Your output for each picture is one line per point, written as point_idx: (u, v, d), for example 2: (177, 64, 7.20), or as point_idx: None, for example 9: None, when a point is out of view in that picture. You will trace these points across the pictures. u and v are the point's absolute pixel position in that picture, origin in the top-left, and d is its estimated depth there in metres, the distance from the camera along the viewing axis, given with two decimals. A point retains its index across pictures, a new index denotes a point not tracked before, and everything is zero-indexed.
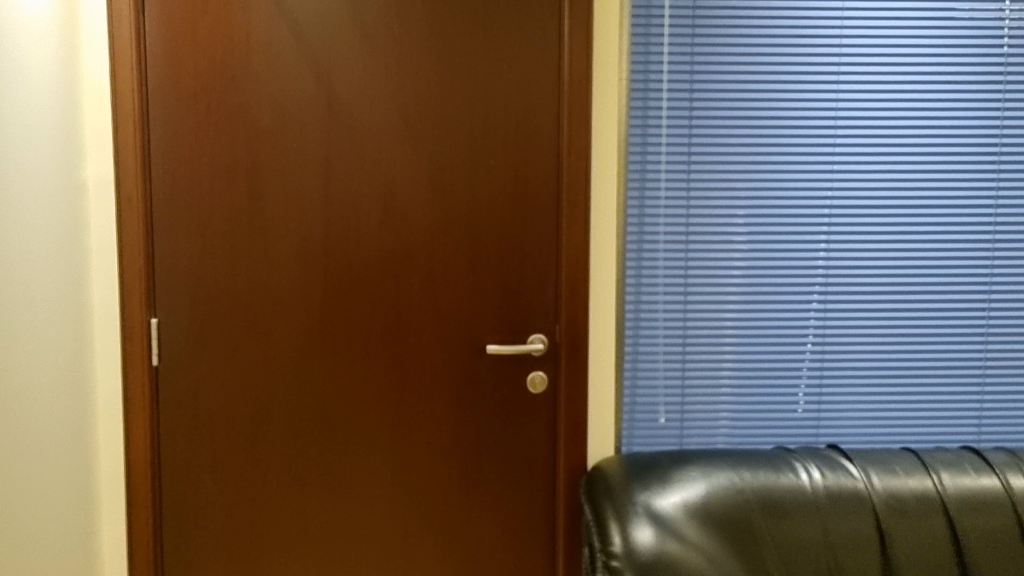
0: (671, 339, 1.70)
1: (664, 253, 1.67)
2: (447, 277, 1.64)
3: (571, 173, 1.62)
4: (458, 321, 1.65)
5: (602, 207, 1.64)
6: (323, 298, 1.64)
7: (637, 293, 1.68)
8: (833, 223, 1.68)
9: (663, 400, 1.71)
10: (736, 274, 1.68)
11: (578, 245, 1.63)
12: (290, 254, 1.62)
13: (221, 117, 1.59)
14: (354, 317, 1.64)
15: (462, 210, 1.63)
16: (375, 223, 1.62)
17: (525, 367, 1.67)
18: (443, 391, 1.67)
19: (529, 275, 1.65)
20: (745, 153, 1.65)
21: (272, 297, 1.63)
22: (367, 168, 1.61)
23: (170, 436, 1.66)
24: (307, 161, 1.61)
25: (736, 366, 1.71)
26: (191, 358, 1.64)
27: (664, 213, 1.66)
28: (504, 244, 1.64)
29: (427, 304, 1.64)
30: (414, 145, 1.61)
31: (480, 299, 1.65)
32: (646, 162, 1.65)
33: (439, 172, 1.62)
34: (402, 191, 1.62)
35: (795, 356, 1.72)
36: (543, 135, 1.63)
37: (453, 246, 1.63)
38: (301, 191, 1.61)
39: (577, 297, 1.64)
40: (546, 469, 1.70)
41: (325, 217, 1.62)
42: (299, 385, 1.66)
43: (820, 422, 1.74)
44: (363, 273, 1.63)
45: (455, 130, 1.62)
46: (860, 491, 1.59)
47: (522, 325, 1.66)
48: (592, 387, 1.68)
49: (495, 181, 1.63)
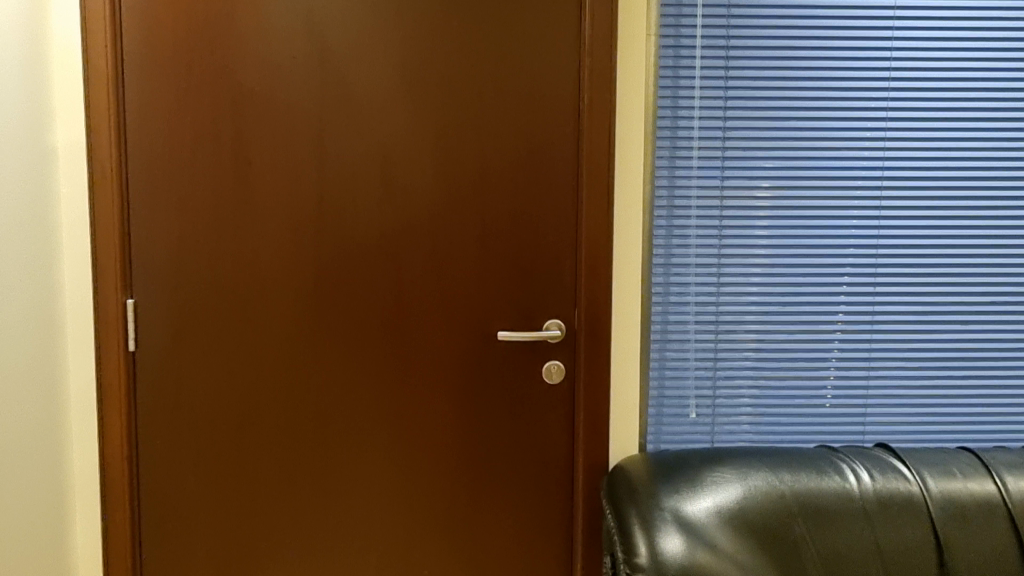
0: (703, 326, 1.53)
1: (696, 231, 1.51)
2: (453, 257, 1.48)
3: (592, 140, 1.45)
4: (466, 305, 1.49)
5: (627, 178, 1.47)
6: (317, 280, 1.48)
7: (665, 274, 1.52)
8: (884, 197, 1.51)
9: (694, 393, 1.55)
10: (776, 254, 1.51)
11: (599, 219, 1.46)
12: (281, 231, 1.47)
13: (204, 76, 1.44)
14: (351, 301, 1.49)
15: (470, 183, 1.47)
16: (374, 198, 1.47)
17: (540, 356, 1.51)
18: (449, 382, 1.51)
19: (544, 254, 1.48)
20: (786, 117, 1.48)
21: (261, 277, 1.48)
22: (365, 136, 1.45)
23: (149, 429, 1.51)
24: (298, 128, 1.45)
25: (774, 357, 1.54)
26: (171, 344, 1.49)
27: (697, 186, 1.49)
28: (517, 219, 1.48)
29: (431, 288, 1.49)
30: (416, 110, 1.45)
31: (491, 281, 1.49)
32: (676, 128, 1.48)
33: (444, 140, 1.46)
34: (404, 161, 1.46)
35: (841, 347, 1.55)
36: (560, 99, 1.46)
37: (461, 223, 1.47)
38: (292, 162, 1.46)
39: (598, 279, 1.47)
40: (563, 467, 1.54)
41: (319, 190, 1.46)
42: (291, 374, 1.50)
43: (867, 420, 1.57)
44: (362, 251, 1.48)
45: (461, 93, 1.45)
46: (914, 495, 1.42)
47: (537, 310, 1.49)
48: (615, 380, 1.51)
49: (506, 150, 1.46)
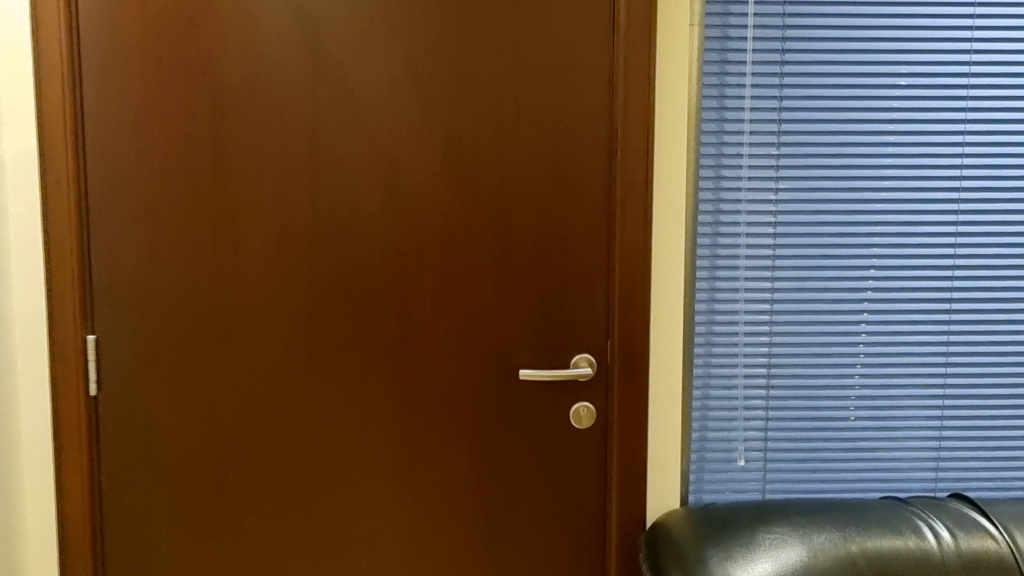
0: (754, 360, 1.33)
1: (746, 251, 1.31)
2: (466, 283, 1.28)
3: (627, 146, 1.25)
4: (482, 338, 1.29)
5: (667, 189, 1.27)
6: (309, 310, 1.28)
7: (709, 299, 1.31)
8: (963, 209, 1.31)
9: (742, 437, 1.35)
10: (838, 276, 1.31)
11: (635, 237, 1.26)
12: (267, 253, 1.27)
13: (175, 73, 1.23)
14: (349, 334, 1.29)
15: (486, 197, 1.27)
16: (375, 216, 1.26)
17: (567, 396, 1.31)
18: (462, 425, 1.31)
19: (572, 278, 1.28)
20: (852, 116, 1.28)
21: (243, 306, 1.28)
22: (365, 143, 1.25)
23: (115, 483, 1.30)
24: (286, 134, 1.25)
25: (823, 388, 1.34)
26: (140, 384, 1.28)
27: (746, 200, 1.30)
28: (540, 238, 1.27)
29: (441, 317, 1.28)
30: (424, 112, 1.25)
31: (510, 310, 1.28)
32: (723, 134, 1.28)
33: (457, 147, 1.26)
34: (410, 172, 1.26)
35: (864, 362, 1.33)
36: (591, 98, 1.26)
37: (475, 243, 1.27)
38: (280, 174, 1.25)
39: (635, 306, 1.27)
40: (593, 522, 1.34)
41: (311, 205, 1.26)
42: (278, 418, 1.30)
43: (941, 464, 1.37)
44: (360, 275, 1.28)
45: (476, 92, 1.25)
46: (1005, 555, 1.20)
47: (563, 343, 1.29)
48: (653, 423, 1.31)
49: (528, 158, 1.26)
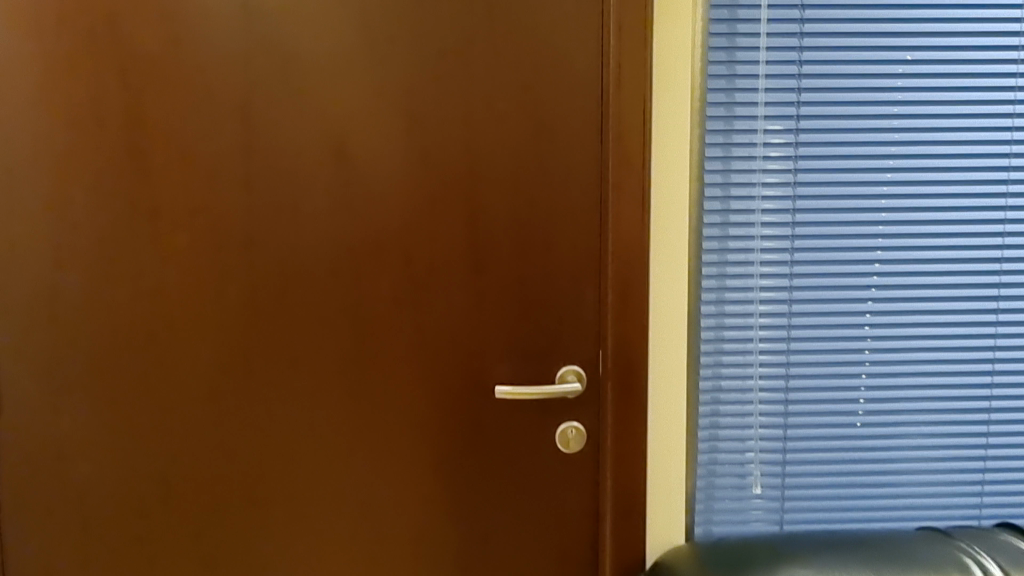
0: (771, 373, 1.14)
1: (762, 247, 1.11)
2: (432, 283, 1.09)
3: (621, 123, 1.05)
4: (451, 347, 1.10)
5: (667, 172, 1.07)
6: (247, 317, 1.08)
7: (717, 299, 1.12)
8: (1011, 191, 1.13)
9: (757, 461, 1.16)
10: (867, 271, 1.12)
11: (631, 228, 1.07)
12: (197, 251, 1.07)
13: (75, 35, 1.02)
14: (295, 344, 1.09)
15: (453, 181, 1.07)
16: (323, 204, 1.07)
17: (552, 415, 1.12)
18: (428, 450, 1.12)
19: (557, 277, 1.09)
20: (886, 84, 1.09)
21: (168, 313, 1.08)
22: (308, 119, 1.05)
23: (21, 522, 1.11)
24: (215, 109, 1.04)
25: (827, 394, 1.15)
26: (46, 405, 1.09)
27: (762, 188, 1.10)
28: (518, 229, 1.08)
29: (403, 324, 1.09)
30: (378, 82, 1.04)
31: (484, 314, 1.09)
32: (735, 109, 1.09)
33: (417, 124, 1.05)
34: (363, 153, 1.06)
35: (872, 358, 1.14)
36: (576, 64, 1.05)
37: (443, 235, 1.08)
38: (209, 157, 1.05)
39: (631, 310, 1.08)
40: (583, 559, 1.16)
41: (247, 193, 1.06)
42: (212, 443, 1.10)
43: (986, 486, 1.19)
44: (306, 275, 1.08)
45: (440, 58, 1.04)
46: None
47: (547, 353, 1.10)
48: (653, 447, 1.13)
49: (502, 135, 1.06)
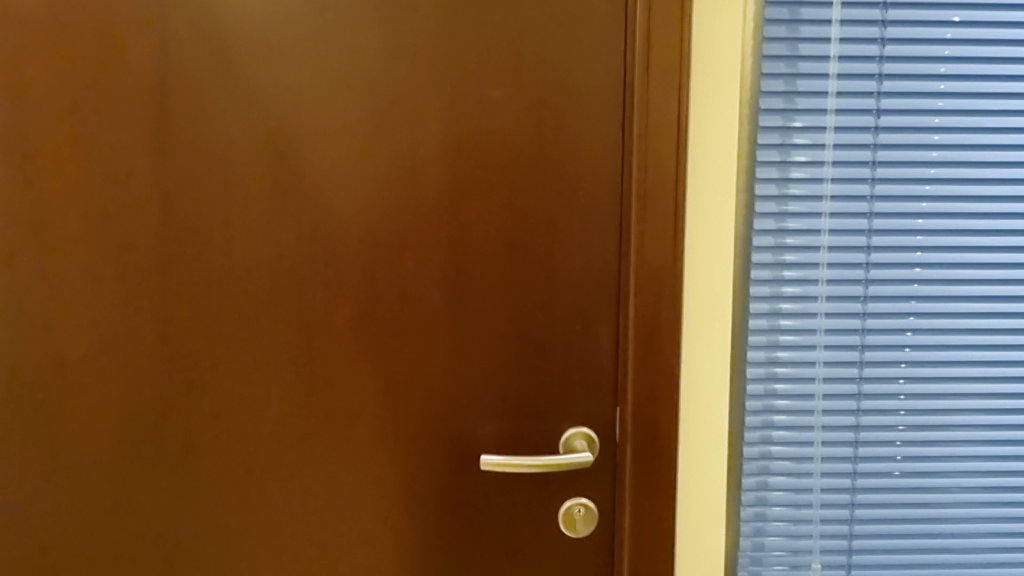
0: (837, 439, 0.89)
1: (828, 279, 0.86)
2: (402, 324, 0.84)
3: (649, 116, 0.80)
4: (425, 403, 0.85)
5: (706, 184, 0.82)
6: (166, 365, 0.84)
7: (770, 347, 0.87)
8: None
9: (817, 548, 0.91)
10: (915, 315, 0.87)
11: (658, 253, 0.81)
12: (100, 281, 0.82)
13: None
14: (226, 400, 0.84)
15: (430, 193, 0.82)
16: (261, 222, 0.82)
17: (556, 490, 0.87)
18: (397, 531, 0.87)
19: (564, 317, 0.84)
20: (945, 71, 0.84)
21: (56, 359, 0.83)
22: (244, 112, 0.80)
23: None
24: (126, 94, 0.79)
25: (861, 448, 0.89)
26: None
27: (831, 204, 0.85)
28: (513, 257, 0.83)
29: (364, 376, 0.85)
30: (337, 62, 0.79)
31: (468, 364, 0.84)
32: (797, 102, 0.84)
33: (387, 118, 0.80)
34: (315, 156, 0.81)
35: (906, 395, 0.88)
36: (596, 41, 0.80)
37: (416, 262, 0.83)
38: (121, 156, 0.80)
39: (658, 362, 0.83)
40: None
41: (165, 206, 0.81)
42: (118, 522, 0.86)
43: None
44: (237, 311, 0.83)
45: (417, 33, 0.79)
46: None
47: (550, 411, 0.86)
48: (687, 537, 0.88)
49: (497, 135, 0.81)
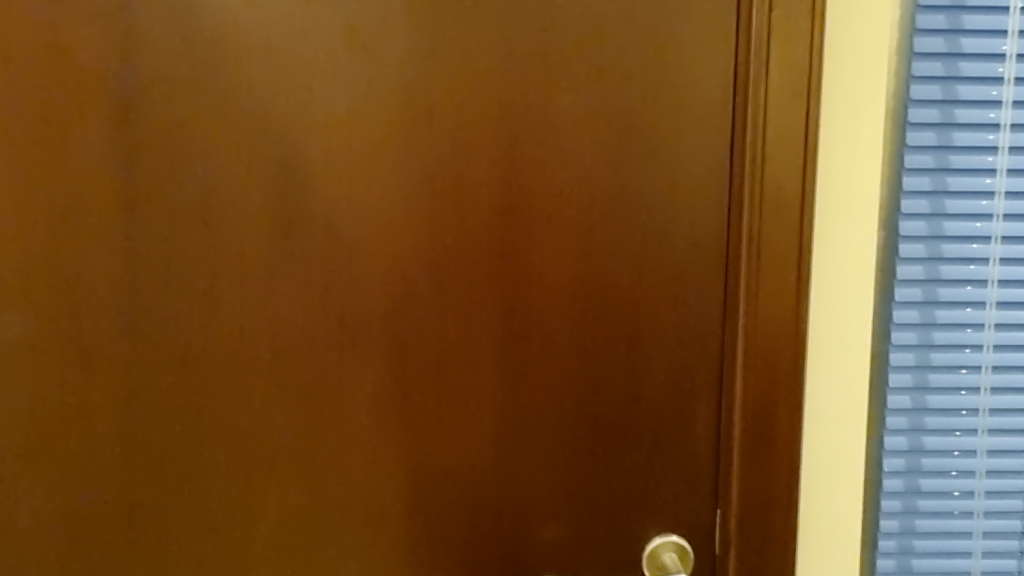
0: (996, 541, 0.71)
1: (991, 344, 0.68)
2: (445, 404, 0.65)
3: (768, 136, 0.60)
4: (467, 505, 0.66)
5: (843, 225, 0.62)
6: (141, 456, 0.64)
7: (914, 428, 0.69)
8: None
9: None
10: None
11: (778, 316, 0.62)
12: (43, 349, 0.63)
13: None
14: (217, 499, 0.65)
15: (484, 237, 0.63)
16: (264, 272, 0.63)
17: None
18: None
19: (653, 393, 0.65)
20: None
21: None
22: (245, 129, 0.61)
23: None
24: (89, 103, 0.60)
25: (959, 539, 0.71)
26: None
27: (998, 248, 0.66)
28: (589, 317, 0.64)
29: (394, 470, 0.65)
30: (366, 63, 0.60)
31: (528, 453, 0.65)
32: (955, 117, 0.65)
33: (431, 138, 0.61)
34: (335, 187, 0.62)
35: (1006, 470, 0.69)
36: (699, 37, 0.61)
37: (465, 327, 0.64)
38: (83, 187, 0.61)
39: (777, 452, 0.64)
40: None
41: (141, 252, 0.62)
42: None
43: None
44: (220, 388, 0.64)
45: (470, 23, 0.60)
46: None
47: (629, 514, 0.67)
48: None
49: (571, 159, 0.62)
